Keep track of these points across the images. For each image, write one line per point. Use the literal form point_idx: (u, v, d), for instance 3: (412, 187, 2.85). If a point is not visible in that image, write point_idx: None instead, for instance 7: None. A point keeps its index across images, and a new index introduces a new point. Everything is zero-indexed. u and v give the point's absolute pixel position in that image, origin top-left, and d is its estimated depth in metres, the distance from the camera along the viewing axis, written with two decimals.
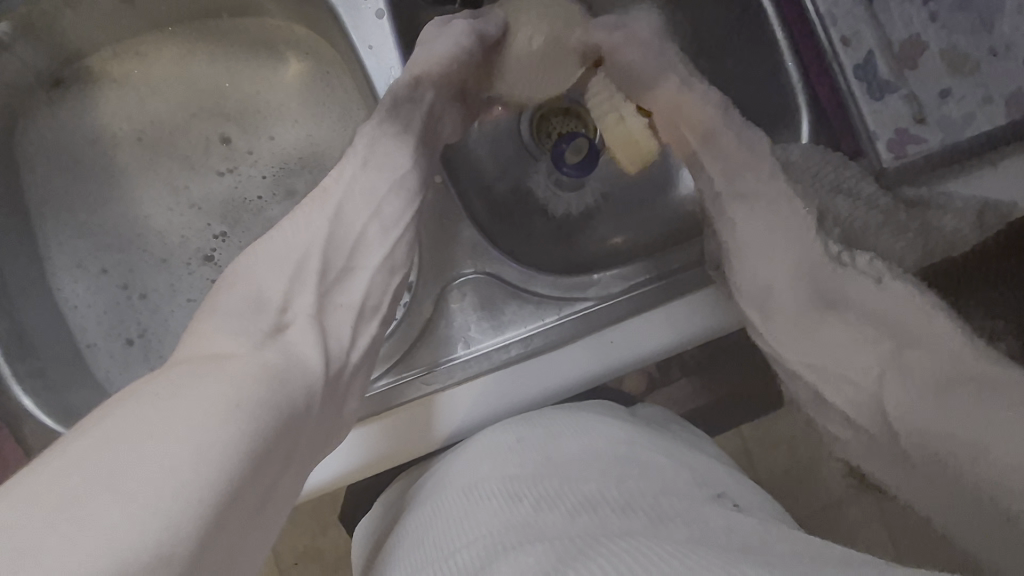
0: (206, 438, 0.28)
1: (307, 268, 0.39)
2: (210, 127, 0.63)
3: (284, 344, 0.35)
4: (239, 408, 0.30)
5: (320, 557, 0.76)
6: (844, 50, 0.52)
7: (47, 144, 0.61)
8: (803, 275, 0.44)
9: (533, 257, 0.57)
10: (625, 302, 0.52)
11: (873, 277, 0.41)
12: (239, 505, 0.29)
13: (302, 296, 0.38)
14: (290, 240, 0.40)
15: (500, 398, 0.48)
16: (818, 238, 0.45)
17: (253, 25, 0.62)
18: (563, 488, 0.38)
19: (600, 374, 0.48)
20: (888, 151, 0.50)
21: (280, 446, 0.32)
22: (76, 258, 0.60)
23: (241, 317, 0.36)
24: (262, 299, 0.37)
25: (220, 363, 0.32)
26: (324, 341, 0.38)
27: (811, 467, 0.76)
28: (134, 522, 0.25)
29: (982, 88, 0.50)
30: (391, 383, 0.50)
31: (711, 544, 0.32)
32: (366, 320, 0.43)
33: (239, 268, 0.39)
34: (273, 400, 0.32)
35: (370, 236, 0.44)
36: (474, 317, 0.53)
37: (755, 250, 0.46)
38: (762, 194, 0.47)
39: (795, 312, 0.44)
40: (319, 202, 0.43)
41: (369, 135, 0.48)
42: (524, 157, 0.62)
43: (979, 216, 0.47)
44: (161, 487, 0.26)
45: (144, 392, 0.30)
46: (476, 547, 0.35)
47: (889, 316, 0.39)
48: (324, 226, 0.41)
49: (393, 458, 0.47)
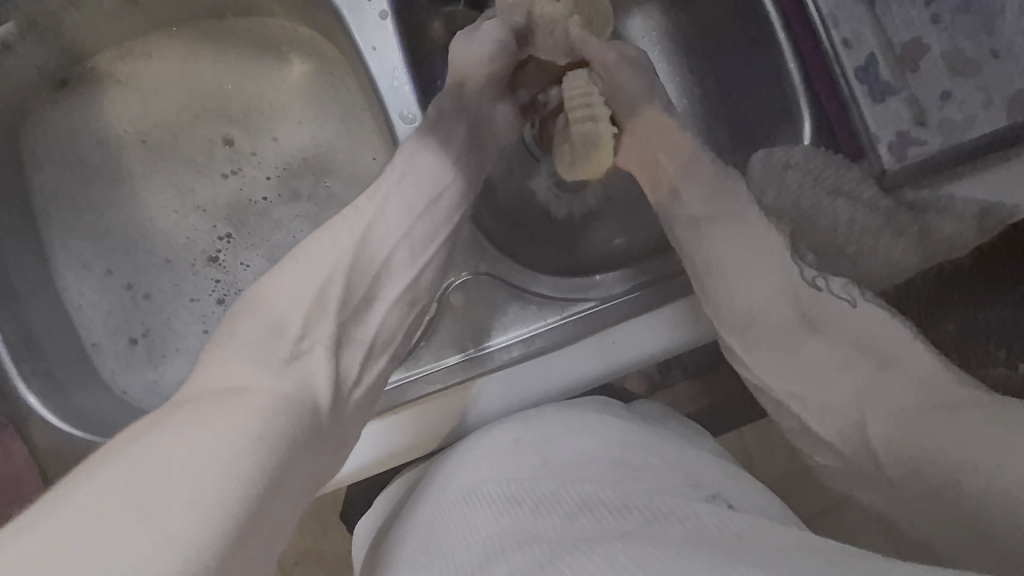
0: (233, 471, 0.29)
1: (329, 296, 0.41)
2: (213, 128, 0.64)
3: (301, 378, 0.36)
4: (262, 441, 0.31)
5: (323, 557, 0.76)
6: (846, 52, 0.51)
7: (51, 145, 0.61)
8: (787, 299, 0.44)
9: (535, 262, 0.57)
10: (628, 303, 0.52)
11: (847, 300, 0.43)
12: (256, 532, 0.29)
13: (322, 327, 0.40)
14: (316, 263, 0.41)
15: (504, 399, 0.48)
16: (795, 265, 0.46)
17: (256, 25, 0.62)
18: (560, 489, 0.39)
19: (602, 373, 0.48)
20: (890, 154, 0.49)
21: (295, 472, 0.33)
22: (82, 258, 0.61)
23: (264, 344, 0.37)
24: (284, 326, 0.38)
25: (243, 397, 0.33)
26: (336, 372, 0.39)
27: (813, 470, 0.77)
28: (160, 551, 0.25)
29: (983, 91, 0.49)
30: (402, 380, 0.51)
31: (703, 542, 0.33)
32: (377, 355, 0.43)
33: (262, 294, 0.40)
34: (292, 434, 0.33)
35: (395, 264, 0.45)
36: (477, 319, 0.53)
37: (754, 274, 0.45)
38: (743, 222, 0.47)
39: (784, 342, 0.43)
40: (348, 222, 0.44)
41: (407, 151, 0.48)
42: (526, 159, 0.63)
43: (979, 217, 0.49)
44: (188, 515, 0.27)
45: (170, 422, 0.31)
46: (477, 550, 0.36)
47: (867, 334, 0.41)
48: (349, 250, 0.43)
49: (402, 455, 0.48)
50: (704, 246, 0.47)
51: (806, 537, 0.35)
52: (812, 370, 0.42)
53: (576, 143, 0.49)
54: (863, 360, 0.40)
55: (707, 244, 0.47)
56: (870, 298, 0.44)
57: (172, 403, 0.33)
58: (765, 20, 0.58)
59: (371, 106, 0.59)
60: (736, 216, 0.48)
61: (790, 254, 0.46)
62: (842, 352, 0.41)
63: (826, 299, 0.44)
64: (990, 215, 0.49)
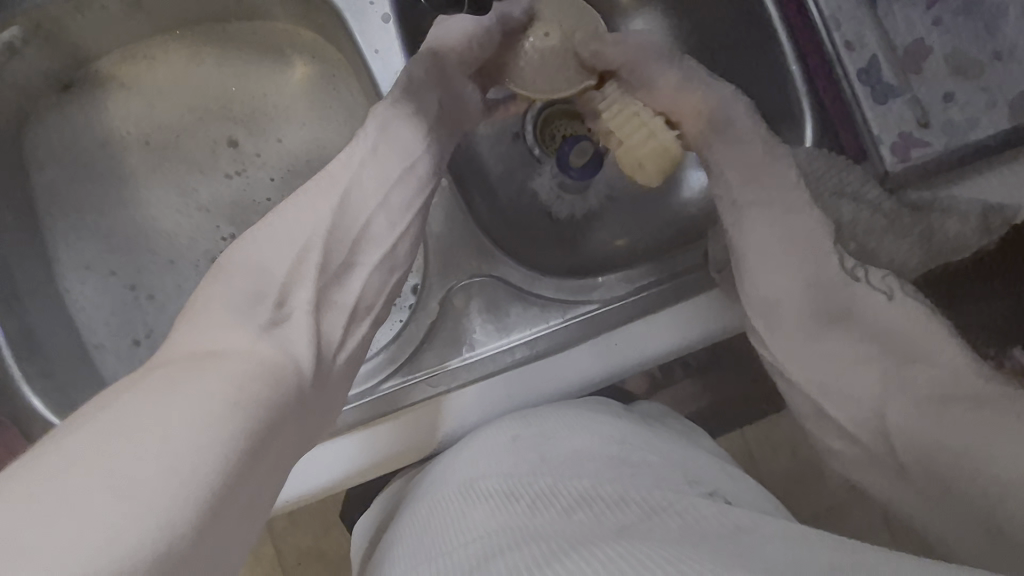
0: (211, 443, 0.27)
1: (306, 261, 0.39)
2: (216, 129, 0.64)
3: (279, 342, 0.35)
4: (240, 409, 0.29)
5: (323, 558, 0.76)
6: (849, 54, 0.52)
7: (55, 145, 0.61)
8: (818, 288, 0.43)
9: (537, 261, 0.57)
10: (629, 305, 0.52)
11: (882, 292, 0.41)
12: (236, 500, 0.28)
13: (300, 291, 0.38)
14: (291, 230, 0.40)
15: (503, 398, 0.48)
16: (834, 251, 0.44)
17: (258, 28, 0.63)
18: (559, 484, 0.38)
19: (605, 374, 0.48)
20: (892, 154, 0.50)
21: (278, 449, 0.32)
22: (85, 260, 0.61)
23: (240, 311, 0.35)
24: (262, 292, 0.37)
25: (221, 362, 0.31)
26: (318, 337, 0.38)
27: (817, 471, 0.77)
28: (135, 522, 0.24)
29: (986, 93, 0.50)
30: (395, 386, 0.51)
31: (702, 535, 0.33)
32: (358, 320, 0.42)
33: (232, 258, 0.38)
34: (272, 400, 0.32)
35: (376, 228, 0.44)
36: (480, 319, 0.53)
37: (777, 266, 0.44)
38: (765, 203, 0.46)
39: (808, 330, 0.43)
40: (322, 187, 0.42)
41: (380, 117, 0.46)
42: (529, 161, 0.62)
43: (982, 219, 0.47)
44: (163, 485, 0.25)
45: (144, 386, 0.29)
46: (473, 544, 0.35)
47: (894, 332, 0.40)
48: (328, 216, 0.41)
49: (399, 459, 0.47)
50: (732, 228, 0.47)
51: (809, 534, 0.35)
52: (829, 356, 0.42)
53: (659, 160, 0.48)
54: (886, 355, 0.40)
55: (738, 231, 0.46)
56: (910, 292, 0.42)
57: (142, 368, 0.32)
58: (766, 19, 0.58)
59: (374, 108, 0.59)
60: (760, 202, 0.46)
61: (834, 243, 0.44)
62: (864, 346, 0.41)
63: (857, 292, 0.42)
64: (993, 217, 0.47)
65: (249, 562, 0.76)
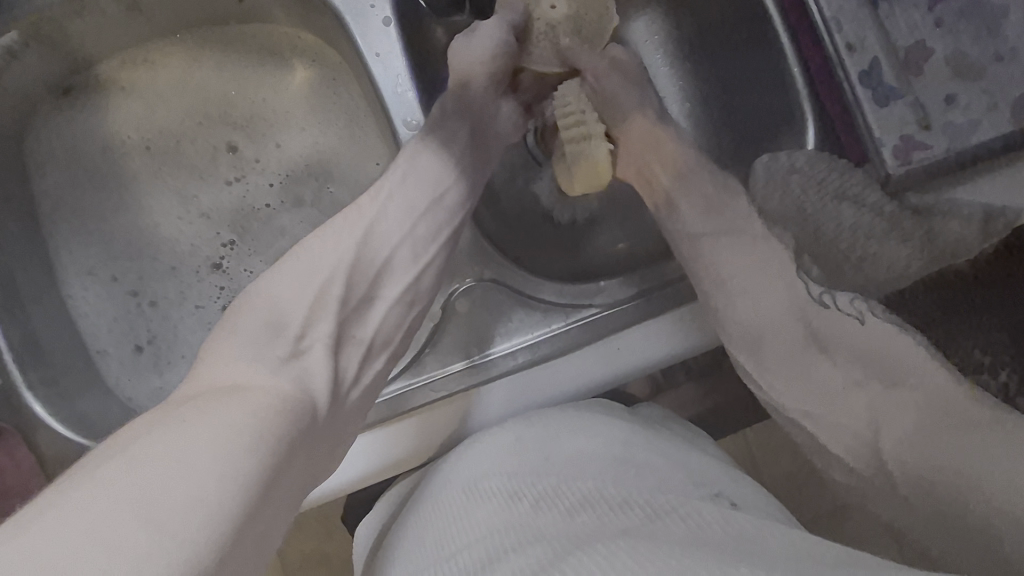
0: (233, 473, 0.28)
1: (329, 295, 0.40)
2: (216, 134, 0.64)
3: (298, 374, 0.36)
4: (262, 441, 0.30)
5: (326, 560, 0.76)
6: (850, 57, 0.51)
7: (55, 151, 0.61)
8: (796, 316, 0.44)
9: (537, 265, 0.57)
10: (628, 311, 0.51)
11: (856, 316, 0.43)
12: (253, 529, 0.28)
13: (321, 325, 0.39)
14: (315, 261, 0.41)
15: (513, 405, 0.50)
16: (801, 280, 0.46)
17: (258, 32, 0.62)
18: (562, 486, 0.39)
19: (610, 381, 0.50)
20: (894, 159, 0.49)
21: (291, 477, 0.32)
22: (87, 266, 0.61)
23: (263, 343, 0.36)
24: (283, 324, 0.38)
25: (244, 395, 0.32)
26: (334, 372, 0.39)
27: (818, 471, 0.78)
28: (159, 550, 0.24)
29: (988, 95, 0.49)
30: (403, 388, 0.50)
31: (706, 541, 0.32)
32: (373, 356, 0.43)
33: (264, 286, 0.40)
34: (288, 430, 0.32)
35: (399, 262, 0.45)
36: (480, 324, 0.52)
37: (754, 292, 0.45)
38: (746, 239, 0.48)
39: (791, 354, 0.43)
40: (351, 221, 0.44)
41: (409, 151, 0.48)
42: (530, 164, 0.62)
43: (984, 221, 0.49)
44: (185, 514, 0.26)
45: (171, 420, 0.30)
46: (477, 546, 0.36)
47: (872, 353, 0.41)
48: (351, 248, 0.42)
49: (412, 460, 0.50)
50: (708, 257, 0.48)
51: (812, 541, 0.35)
52: (817, 386, 0.42)
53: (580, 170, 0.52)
54: (872, 380, 0.39)
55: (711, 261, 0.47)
56: (880, 315, 0.43)
57: (168, 401, 0.33)
58: (766, 19, 0.58)
59: (375, 111, 0.59)
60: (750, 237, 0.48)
61: (796, 268, 0.47)
62: (845, 368, 0.41)
63: (833, 317, 0.43)
64: (992, 219, 0.50)
65: None
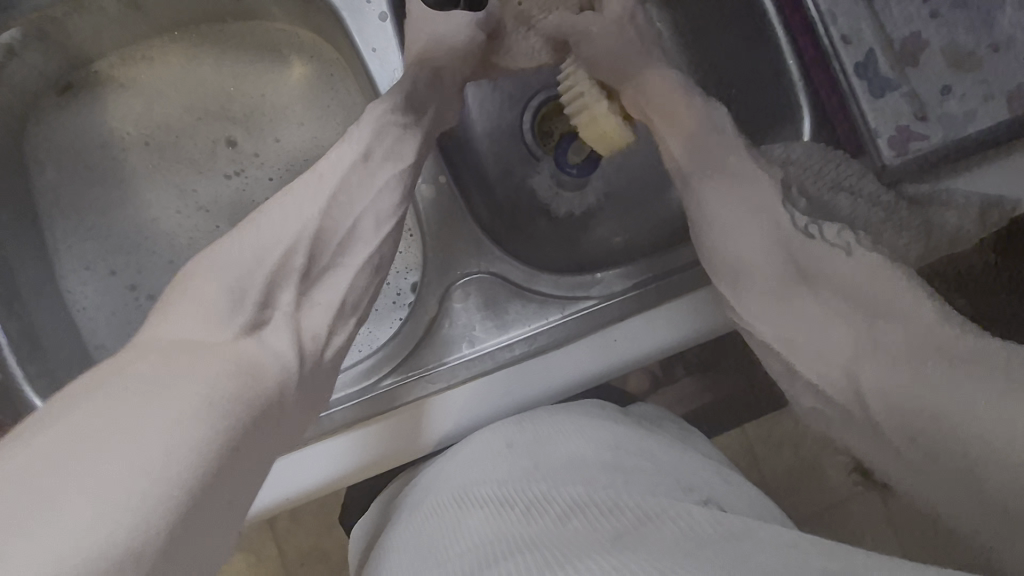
0: (181, 441, 0.26)
1: (291, 264, 0.38)
2: (215, 129, 0.64)
3: (256, 342, 0.34)
4: (214, 408, 0.28)
5: (326, 557, 0.77)
6: (845, 49, 0.52)
7: (54, 145, 0.61)
8: (779, 252, 0.42)
9: (537, 259, 0.58)
10: (627, 301, 0.52)
11: (843, 249, 0.40)
12: (211, 508, 0.27)
13: (284, 292, 0.37)
14: (276, 228, 0.38)
15: (495, 397, 0.48)
16: (786, 211, 0.44)
17: (257, 28, 0.63)
18: (552, 491, 0.38)
19: (600, 373, 0.48)
20: (890, 149, 0.51)
21: (261, 454, 0.31)
22: (85, 260, 0.61)
23: (217, 307, 0.34)
24: (243, 290, 0.35)
25: (197, 363, 0.30)
26: (298, 339, 0.36)
27: (815, 465, 0.78)
28: (105, 523, 0.23)
29: (984, 85, 0.50)
30: (396, 382, 0.52)
31: (697, 543, 0.33)
32: (345, 317, 0.41)
33: (216, 251, 0.37)
34: (247, 399, 0.30)
35: (362, 234, 0.43)
36: (478, 317, 0.53)
37: (741, 234, 0.44)
38: (744, 181, 0.45)
39: (770, 294, 0.42)
40: (312, 188, 0.41)
41: (375, 117, 0.46)
42: (526, 157, 0.62)
43: (982, 214, 0.47)
44: (132, 485, 0.24)
45: (117, 387, 0.28)
46: (469, 554, 0.35)
47: (852, 286, 0.39)
48: (315, 219, 0.40)
49: (375, 467, 0.47)
50: (710, 220, 0.45)
51: (805, 537, 0.35)
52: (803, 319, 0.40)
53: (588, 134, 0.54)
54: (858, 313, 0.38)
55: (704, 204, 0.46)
56: (869, 246, 0.41)
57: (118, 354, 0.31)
58: (761, 17, 0.59)
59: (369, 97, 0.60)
60: (729, 184, 0.45)
61: (784, 201, 0.44)
62: (830, 305, 0.39)
63: (821, 251, 0.41)
64: (992, 210, 0.47)
65: (252, 562, 0.76)
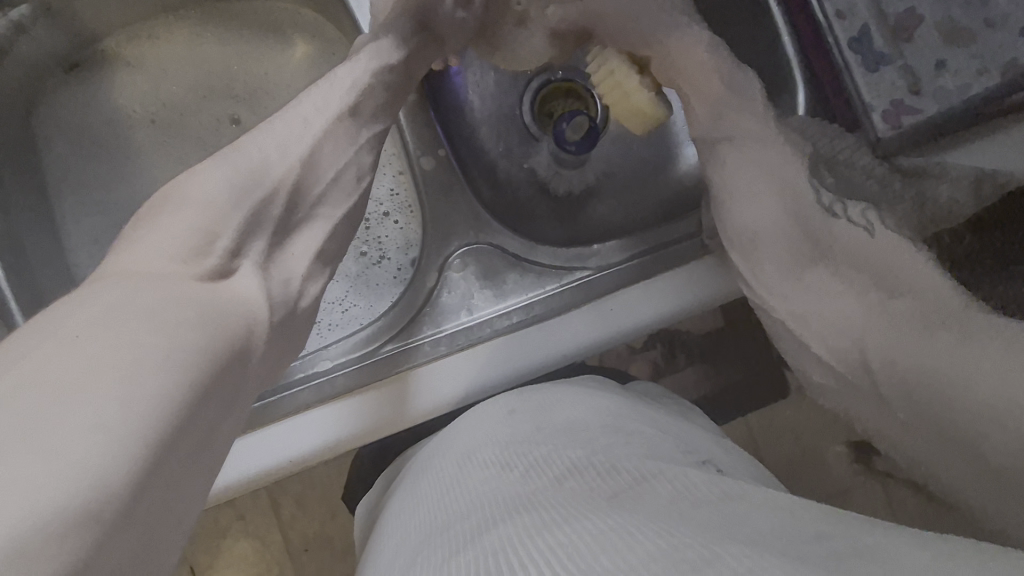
0: (137, 394, 0.26)
1: (266, 215, 0.39)
2: (219, 107, 0.65)
3: (226, 290, 0.35)
4: (172, 360, 0.28)
5: (329, 542, 0.78)
6: (839, 24, 0.53)
7: (61, 122, 0.63)
8: (788, 222, 0.45)
9: (536, 230, 0.59)
10: (622, 272, 0.53)
11: (864, 228, 0.42)
12: (171, 466, 0.27)
13: (255, 242, 0.38)
14: (247, 171, 0.39)
15: (492, 364, 0.49)
16: (812, 188, 0.45)
17: (261, 9, 0.64)
18: (553, 454, 0.39)
19: (601, 339, 0.49)
20: (884, 123, 0.51)
21: (224, 411, 0.32)
22: (92, 234, 0.62)
23: (178, 254, 0.34)
24: (206, 239, 0.36)
25: (157, 312, 0.30)
26: (266, 291, 0.38)
27: (816, 454, 0.79)
28: (53, 483, 0.23)
29: (978, 59, 0.50)
30: (397, 348, 0.53)
31: (692, 503, 0.33)
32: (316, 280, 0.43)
33: (177, 194, 0.37)
34: (209, 353, 0.30)
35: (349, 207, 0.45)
36: (477, 287, 0.55)
37: (749, 198, 0.46)
38: (741, 142, 0.47)
39: (765, 252, 0.45)
40: (293, 132, 0.42)
41: (371, 57, 0.47)
42: (526, 136, 0.63)
43: (975, 184, 0.48)
44: (84, 441, 0.24)
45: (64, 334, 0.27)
46: (469, 512, 0.36)
47: (873, 263, 0.41)
48: (297, 159, 0.41)
49: (376, 432, 0.47)
50: (729, 202, 0.47)
51: (788, 499, 0.35)
52: None
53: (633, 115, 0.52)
54: None
55: (725, 173, 0.48)
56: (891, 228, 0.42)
57: (77, 287, 0.32)
58: None
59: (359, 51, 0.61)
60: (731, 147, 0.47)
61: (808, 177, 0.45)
62: None
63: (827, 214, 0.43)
64: (985, 182, 0.48)
65: (255, 544, 0.77)
